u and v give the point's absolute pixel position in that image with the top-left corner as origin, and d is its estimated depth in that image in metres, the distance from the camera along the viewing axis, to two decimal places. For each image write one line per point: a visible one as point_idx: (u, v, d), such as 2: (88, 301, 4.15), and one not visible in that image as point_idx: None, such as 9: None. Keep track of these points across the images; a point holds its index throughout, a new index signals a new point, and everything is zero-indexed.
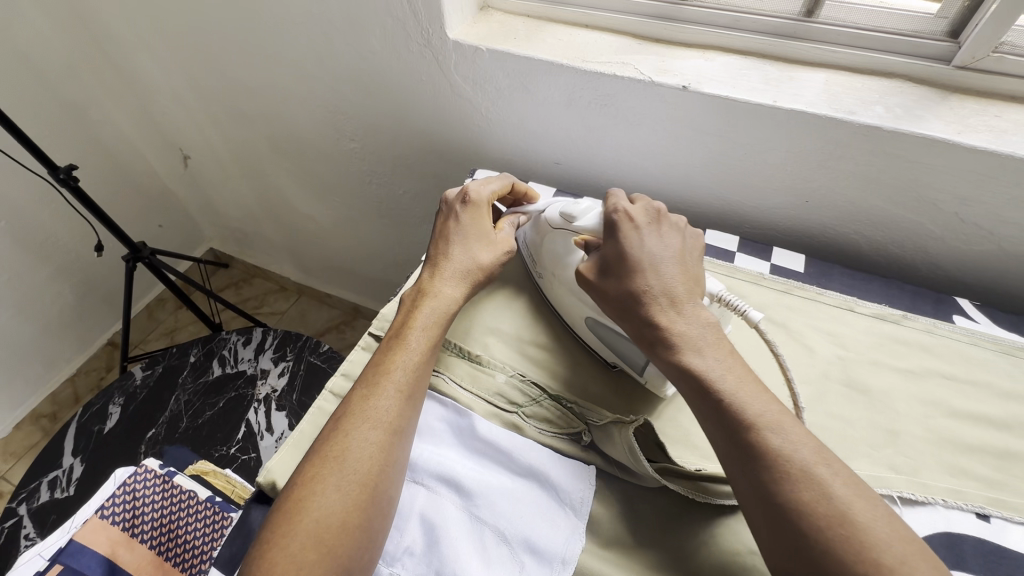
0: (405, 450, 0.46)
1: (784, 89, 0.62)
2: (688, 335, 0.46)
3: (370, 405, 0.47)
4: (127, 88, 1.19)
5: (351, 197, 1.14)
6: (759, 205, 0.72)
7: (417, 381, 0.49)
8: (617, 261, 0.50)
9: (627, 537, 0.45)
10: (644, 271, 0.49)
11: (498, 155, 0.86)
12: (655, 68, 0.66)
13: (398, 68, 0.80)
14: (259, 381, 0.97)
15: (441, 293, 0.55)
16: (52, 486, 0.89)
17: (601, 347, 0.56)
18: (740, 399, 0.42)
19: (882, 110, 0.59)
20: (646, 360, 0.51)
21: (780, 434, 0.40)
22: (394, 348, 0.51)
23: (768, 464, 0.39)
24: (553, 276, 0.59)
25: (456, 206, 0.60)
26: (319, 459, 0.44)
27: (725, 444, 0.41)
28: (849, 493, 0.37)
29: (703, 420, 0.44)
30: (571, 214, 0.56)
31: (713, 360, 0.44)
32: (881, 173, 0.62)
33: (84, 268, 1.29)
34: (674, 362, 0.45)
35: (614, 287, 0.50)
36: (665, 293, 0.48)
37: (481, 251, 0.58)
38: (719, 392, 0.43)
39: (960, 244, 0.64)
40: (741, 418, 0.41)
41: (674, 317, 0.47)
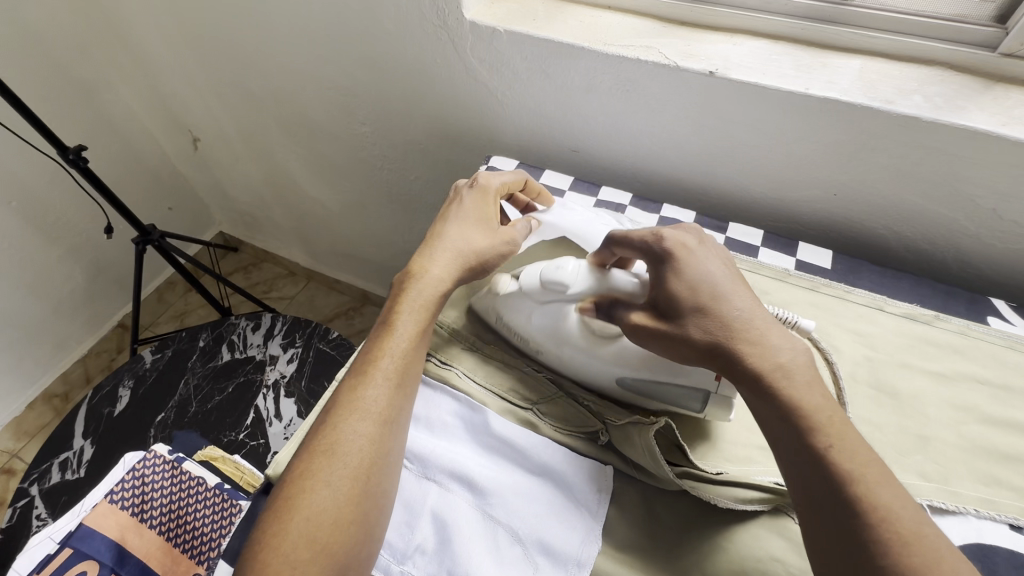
0: (399, 441, 0.45)
1: (817, 76, 0.59)
2: (785, 366, 0.40)
3: (359, 395, 0.45)
4: (136, 68, 1.17)
5: (362, 183, 1.12)
6: (784, 197, 0.69)
7: (408, 368, 0.48)
8: (687, 290, 0.44)
9: (645, 540, 0.44)
10: (727, 300, 0.43)
11: (514, 141, 0.83)
12: (681, 53, 0.63)
13: (412, 49, 0.78)
14: (268, 367, 0.96)
15: (429, 273, 0.52)
16: (62, 467, 0.89)
17: (639, 401, 0.51)
18: (844, 446, 0.37)
19: (921, 99, 0.56)
20: (704, 398, 0.47)
21: (888, 490, 0.35)
22: (382, 335, 0.49)
23: (874, 523, 0.34)
24: (558, 347, 0.53)
25: (463, 191, 0.59)
26: (308, 454, 0.43)
27: (820, 494, 0.36)
28: (959, 564, 0.33)
29: (788, 464, 0.39)
30: (558, 280, 0.51)
31: (814, 396, 0.39)
32: (916, 167, 0.59)
33: (94, 249, 1.29)
34: (769, 395, 0.40)
35: (695, 318, 0.43)
36: (752, 320, 0.42)
37: (477, 235, 0.55)
38: (821, 433, 0.38)
39: (996, 243, 0.61)
40: (845, 467, 0.36)
41: (768, 349, 0.41)
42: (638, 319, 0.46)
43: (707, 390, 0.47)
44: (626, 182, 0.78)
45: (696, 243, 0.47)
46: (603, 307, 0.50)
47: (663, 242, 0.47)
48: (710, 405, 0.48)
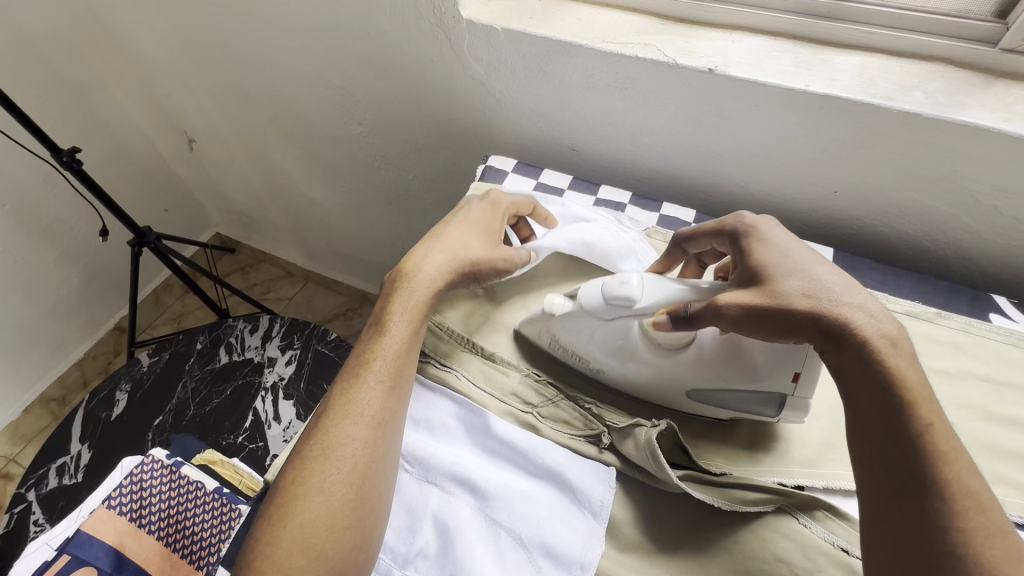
0: (395, 443, 0.45)
1: (817, 73, 0.59)
2: (884, 333, 0.38)
3: (351, 399, 0.45)
4: (131, 69, 1.16)
5: (360, 184, 1.11)
6: (785, 195, 0.69)
7: (401, 369, 0.47)
8: (777, 259, 0.43)
9: (647, 541, 0.44)
10: (823, 270, 0.42)
11: (513, 140, 0.83)
12: (680, 50, 0.62)
13: (409, 49, 0.77)
14: (267, 369, 0.96)
15: (420, 272, 0.51)
16: (60, 472, 0.88)
17: (711, 412, 0.50)
18: (940, 428, 0.35)
19: (922, 96, 0.56)
20: (780, 403, 0.47)
21: (975, 481, 0.34)
22: (373, 337, 0.48)
23: (958, 507, 0.33)
24: (624, 364, 0.51)
25: (471, 202, 0.59)
26: (301, 460, 0.43)
27: (905, 470, 0.35)
28: None
29: (869, 435, 0.37)
30: (628, 296, 0.48)
31: (915, 374, 0.37)
32: (917, 163, 0.58)
33: (90, 252, 1.28)
34: (866, 365, 0.38)
35: (790, 285, 0.41)
36: (846, 288, 0.41)
37: (478, 243, 0.54)
38: (918, 410, 0.36)
39: (998, 239, 0.61)
40: (938, 448, 0.35)
41: (871, 321, 0.39)
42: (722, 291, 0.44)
43: (784, 393, 0.46)
44: (625, 180, 0.78)
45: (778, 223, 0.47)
46: (681, 316, 0.45)
47: (744, 221, 0.48)
48: (785, 409, 0.48)
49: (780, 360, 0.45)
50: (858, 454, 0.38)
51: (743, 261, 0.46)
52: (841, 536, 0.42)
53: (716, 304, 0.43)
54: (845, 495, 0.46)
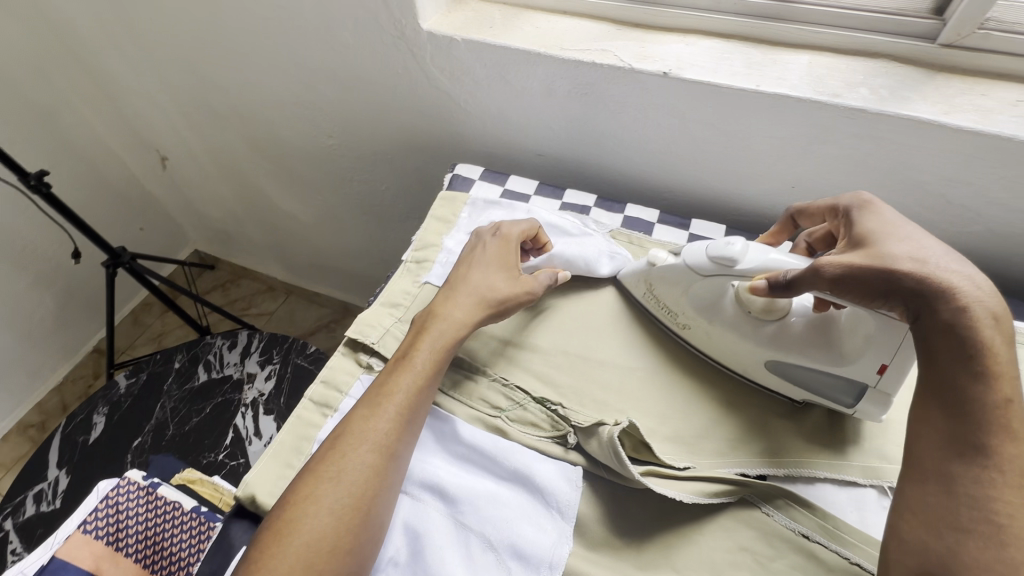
0: (401, 473, 0.45)
1: (766, 73, 0.61)
2: (987, 303, 0.37)
3: (370, 426, 0.45)
4: (99, 89, 1.16)
5: (334, 196, 1.12)
6: (745, 192, 0.70)
7: (419, 404, 0.47)
8: (886, 228, 0.43)
9: (615, 538, 0.45)
10: (935, 245, 0.41)
11: (479, 148, 0.84)
12: (635, 55, 0.64)
13: (373, 63, 0.78)
14: (246, 385, 0.95)
15: (449, 314, 0.51)
16: (38, 499, 0.87)
17: (787, 388, 0.51)
18: (1015, 406, 0.36)
19: (867, 92, 0.57)
20: (864, 393, 0.48)
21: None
22: (398, 369, 0.48)
23: (1011, 481, 0.34)
24: (708, 325, 0.53)
25: (486, 236, 0.57)
26: (310, 475, 0.43)
27: (970, 439, 0.36)
28: None
29: (937, 401, 0.38)
30: (730, 257, 0.48)
31: (1007, 352, 0.36)
32: (867, 157, 0.60)
33: (63, 275, 1.26)
34: (955, 333, 0.37)
35: (901, 248, 0.41)
36: (956, 255, 0.40)
37: (498, 280, 0.54)
38: (997, 386, 0.36)
39: (947, 227, 0.63)
40: (1008, 427, 0.35)
41: (979, 294, 0.38)
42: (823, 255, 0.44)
43: (865, 382, 0.47)
44: (590, 184, 0.79)
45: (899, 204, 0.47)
46: (778, 284, 0.45)
47: (861, 197, 0.48)
48: (864, 401, 0.48)
49: (871, 343, 0.46)
50: (921, 416, 0.39)
51: (850, 230, 0.46)
52: (803, 522, 0.44)
53: (817, 265, 0.43)
54: (807, 482, 0.47)
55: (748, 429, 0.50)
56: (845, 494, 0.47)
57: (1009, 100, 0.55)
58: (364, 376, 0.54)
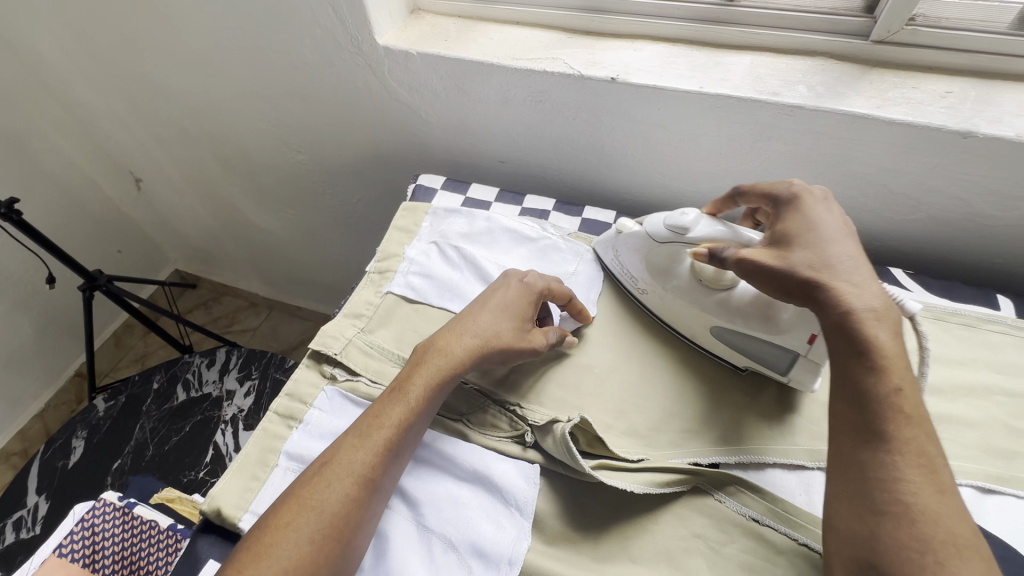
0: (381, 507, 0.45)
1: (710, 75, 0.63)
2: (876, 305, 0.41)
3: (356, 457, 0.44)
4: (68, 115, 1.16)
5: (308, 210, 1.13)
6: (700, 190, 0.72)
7: (408, 439, 0.47)
8: (803, 227, 0.46)
9: (572, 531, 0.46)
10: (837, 247, 0.44)
11: (444, 157, 0.85)
12: (585, 62, 0.66)
13: (334, 78, 0.80)
14: (225, 402, 0.96)
15: (449, 352, 0.50)
16: (18, 526, 0.88)
17: (728, 352, 0.54)
18: (908, 393, 0.39)
19: (805, 90, 0.60)
20: (795, 359, 0.50)
21: (931, 445, 0.38)
22: (391, 402, 0.48)
23: (915, 464, 0.37)
24: (661, 289, 0.57)
25: (513, 280, 0.55)
26: (293, 499, 0.43)
27: (873, 426, 0.38)
28: (962, 515, 0.36)
29: (846, 394, 0.41)
30: (683, 226, 0.53)
31: (893, 345, 0.40)
32: (810, 152, 0.63)
33: (40, 300, 1.26)
34: (847, 329, 0.41)
35: (803, 254, 0.45)
36: (856, 262, 0.44)
37: (509, 331, 0.52)
38: (892, 376, 0.39)
39: (892, 216, 0.65)
40: (901, 412, 0.38)
41: (863, 293, 0.42)
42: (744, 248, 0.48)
43: (796, 351, 0.50)
44: (552, 188, 0.81)
45: (825, 197, 0.49)
46: (716, 256, 0.50)
47: (793, 188, 0.50)
48: (795, 369, 0.50)
49: (802, 316, 0.49)
50: (834, 409, 0.42)
51: (776, 224, 0.49)
52: (752, 507, 0.46)
53: (739, 256, 0.47)
54: (758, 468, 0.49)
55: (709, 417, 0.52)
56: (794, 477, 0.48)
57: (939, 92, 0.58)
58: (327, 388, 0.55)
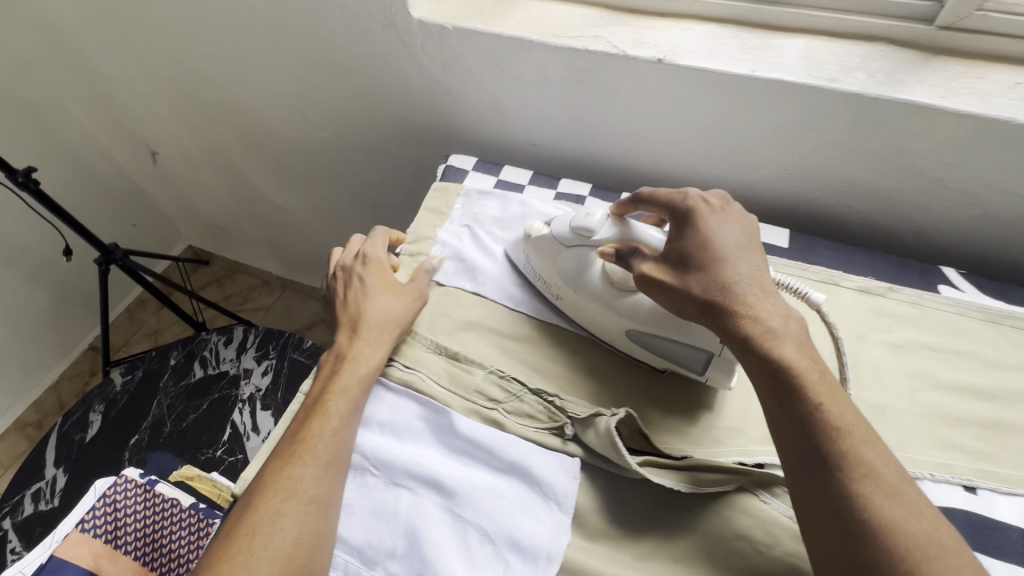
0: (333, 522, 0.45)
1: (763, 58, 0.60)
2: (778, 326, 0.43)
3: (289, 478, 0.45)
4: (83, 85, 1.13)
5: (326, 188, 1.11)
6: (742, 180, 0.70)
7: (338, 450, 0.47)
8: (699, 245, 0.47)
9: (612, 527, 0.45)
10: (732, 264, 0.45)
11: (473, 137, 0.83)
12: (628, 41, 0.63)
13: (363, 52, 0.77)
14: (242, 381, 0.95)
15: (355, 356, 0.52)
16: (36, 498, 0.87)
17: (647, 356, 0.53)
18: (830, 404, 0.39)
19: (863, 77, 0.57)
20: (707, 359, 0.49)
21: (869, 450, 0.38)
22: (309, 420, 0.48)
23: (857, 477, 0.37)
24: (575, 294, 0.55)
25: (355, 267, 0.59)
26: (230, 541, 0.42)
27: (808, 452, 0.38)
28: (919, 512, 0.36)
29: (783, 426, 0.40)
30: (587, 227, 0.53)
31: (802, 357, 0.41)
32: (865, 143, 0.60)
33: (55, 273, 1.25)
34: (761, 355, 0.42)
35: (700, 279, 0.45)
36: (754, 282, 0.45)
37: (393, 304, 0.55)
38: (811, 392, 0.40)
39: (946, 212, 0.63)
40: (832, 427, 0.38)
41: (765, 309, 0.43)
42: (642, 262, 0.49)
43: (711, 352, 0.49)
44: (585, 173, 0.79)
45: (720, 206, 0.49)
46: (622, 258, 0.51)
47: (689, 199, 0.50)
48: (712, 368, 0.50)
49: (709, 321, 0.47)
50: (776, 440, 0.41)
51: (672, 243, 0.49)
52: None
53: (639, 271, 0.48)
54: None
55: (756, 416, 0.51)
56: None
57: (1007, 83, 0.55)
58: None
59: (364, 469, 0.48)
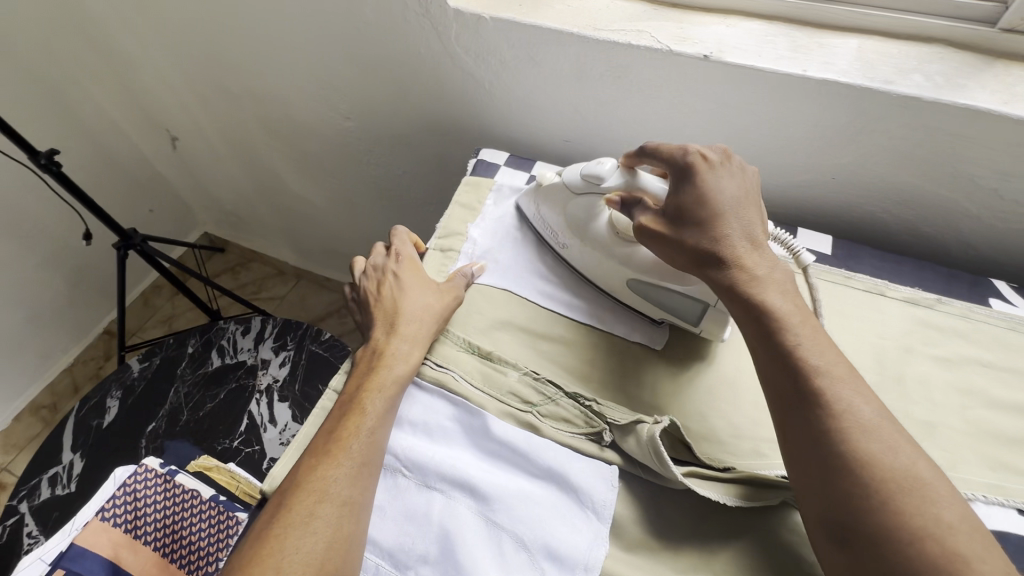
0: (364, 524, 0.43)
1: (814, 57, 0.57)
2: (764, 276, 0.45)
3: (322, 477, 0.43)
4: (107, 67, 1.12)
5: (347, 179, 1.10)
6: (783, 184, 0.68)
7: (373, 450, 0.46)
8: (695, 198, 0.47)
9: (652, 539, 0.44)
10: (724, 216, 0.46)
11: (502, 132, 0.81)
12: (673, 36, 0.61)
13: (394, 41, 0.75)
14: (260, 371, 0.94)
15: (391, 352, 0.51)
16: (52, 482, 0.86)
17: (643, 305, 0.56)
18: (812, 345, 0.41)
19: (921, 79, 0.55)
20: (702, 308, 0.52)
21: (853, 392, 0.39)
22: (345, 417, 0.47)
23: (834, 414, 0.38)
24: (581, 244, 0.57)
25: (389, 265, 0.58)
26: (260, 542, 0.41)
27: (788, 390, 0.40)
28: (897, 448, 0.37)
29: (767, 368, 0.42)
30: (598, 175, 0.53)
31: (787, 303, 0.43)
32: (917, 149, 0.58)
33: (73, 256, 1.25)
34: (747, 303, 0.44)
35: (692, 232, 0.47)
36: (745, 235, 0.46)
37: (430, 299, 0.54)
38: (792, 334, 0.42)
39: (997, 222, 0.60)
40: (812, 367, 0.40)
41: (751, 259, 0.45)
42: (639, 213, 0.51)
43: (706, 302, 0.51)
44: None
45: (720, 161, 0.49)
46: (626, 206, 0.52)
47: (689, 153, 0.49)
48: (706, 319, 0.52)
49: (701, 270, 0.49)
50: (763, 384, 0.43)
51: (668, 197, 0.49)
52: None
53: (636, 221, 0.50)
54: None
55: None
56: None
57: None
58: None
59: (395, 470, 0.47)
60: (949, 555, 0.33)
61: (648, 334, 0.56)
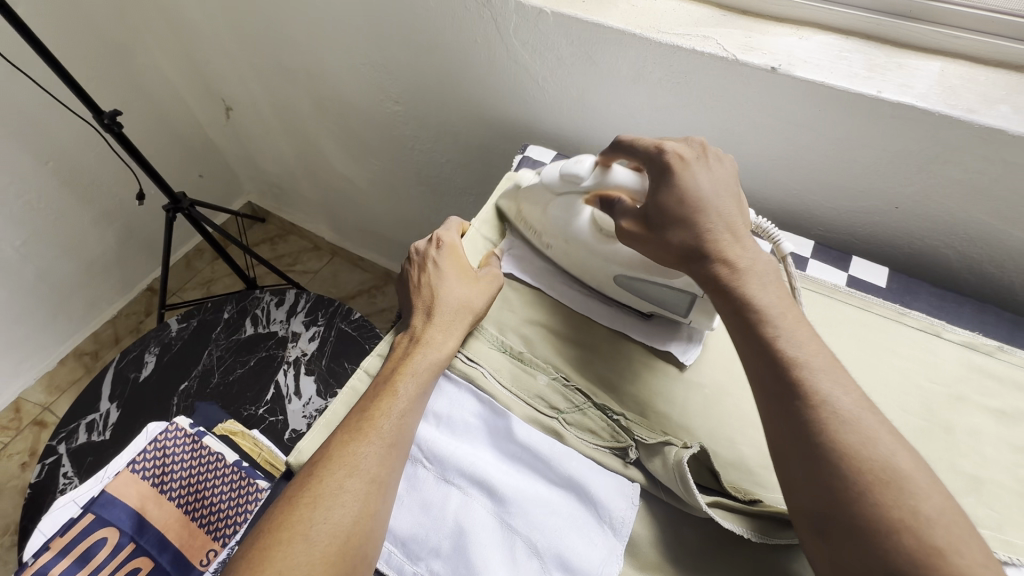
0: (389, 505, 0.44)
1: (890, 78, 0.54)
2: (753, 266, 0.43)
3: (350, 451, 0.44)
4: (171, 33, 1.16)
5: (391, 162, 1.10)
6: (840, 209, 0.65)
7: (402, 432, 0.46)
8: (673, 190, 0.46)
9: (667, 563, 0.43)
10: (704, 207, 0.45)
11: (553, 131, 0.80)
12: (740, 45, 0.58)
13: (453, 29, 0.75)
14: (290, 343, 0.97)
15: (428, 338, 0.51)
16: (89, 428, 0.90)
17: (631, 298, 0.55)
18: (794, 334, 0.39)
19: (1008, 110, 0.51)
20: (690, 298, 0.51)
21: (835, 386, 0.37)
22: (378, 396, 0.47)
23: (812, 405, 0.36)
24: (565, 242, 0.56)
25: (430, 251, 0.57)
26: (289, 507, 0.42)
27: (770, 384, 0.38)
28: (886, 441, 0.35)
29: (749, 361, 0.41)
30: (576, 175, 0.52)
31: (770, 293, 0.42)
32: (994, 184, 0.54)
33: (125, 212, 1.30)
34: (727, 295, 0.42)
35: (676, 223, 0.45)
36: (728, 225, 0.45)
37: (471, 290, 0.54)
38: (773, 325, 0.40)
39: None
40: (790, 359, 0.38)
41: (735, 249, 0.44)
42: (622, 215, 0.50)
43: (693, 293, 0.50)
44: None
45: (700, 155, 0.47)
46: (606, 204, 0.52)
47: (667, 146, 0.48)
48: (694, 310, 0.52)
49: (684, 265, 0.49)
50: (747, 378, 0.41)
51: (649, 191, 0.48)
52: None
53: (619, 225, 0.49)
54: None
55: None
56: None
57: None
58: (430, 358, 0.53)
59: (416, 460, 0.47)
60: (927, 548, 0.31)
61: (684, 345, 0.54)
